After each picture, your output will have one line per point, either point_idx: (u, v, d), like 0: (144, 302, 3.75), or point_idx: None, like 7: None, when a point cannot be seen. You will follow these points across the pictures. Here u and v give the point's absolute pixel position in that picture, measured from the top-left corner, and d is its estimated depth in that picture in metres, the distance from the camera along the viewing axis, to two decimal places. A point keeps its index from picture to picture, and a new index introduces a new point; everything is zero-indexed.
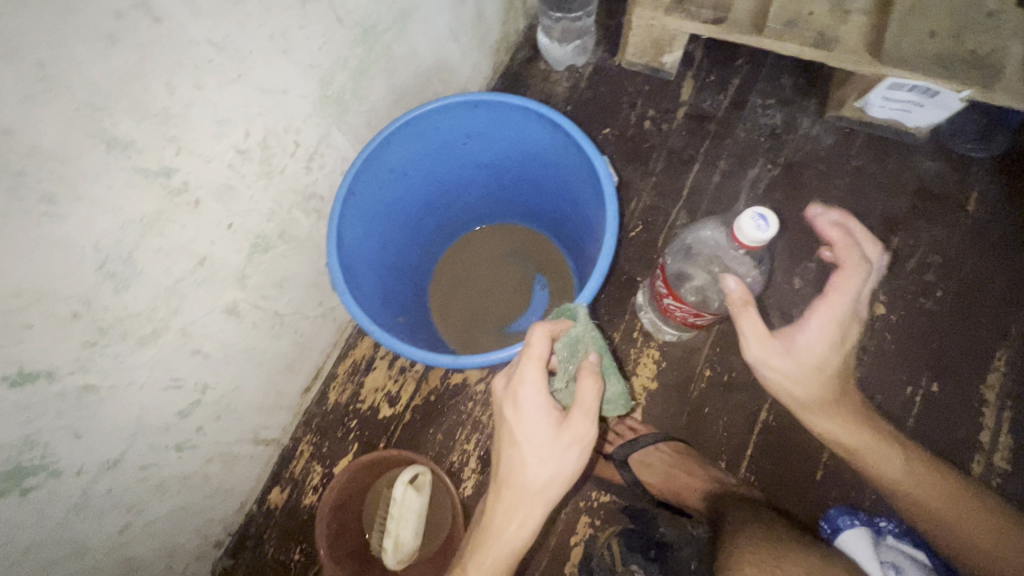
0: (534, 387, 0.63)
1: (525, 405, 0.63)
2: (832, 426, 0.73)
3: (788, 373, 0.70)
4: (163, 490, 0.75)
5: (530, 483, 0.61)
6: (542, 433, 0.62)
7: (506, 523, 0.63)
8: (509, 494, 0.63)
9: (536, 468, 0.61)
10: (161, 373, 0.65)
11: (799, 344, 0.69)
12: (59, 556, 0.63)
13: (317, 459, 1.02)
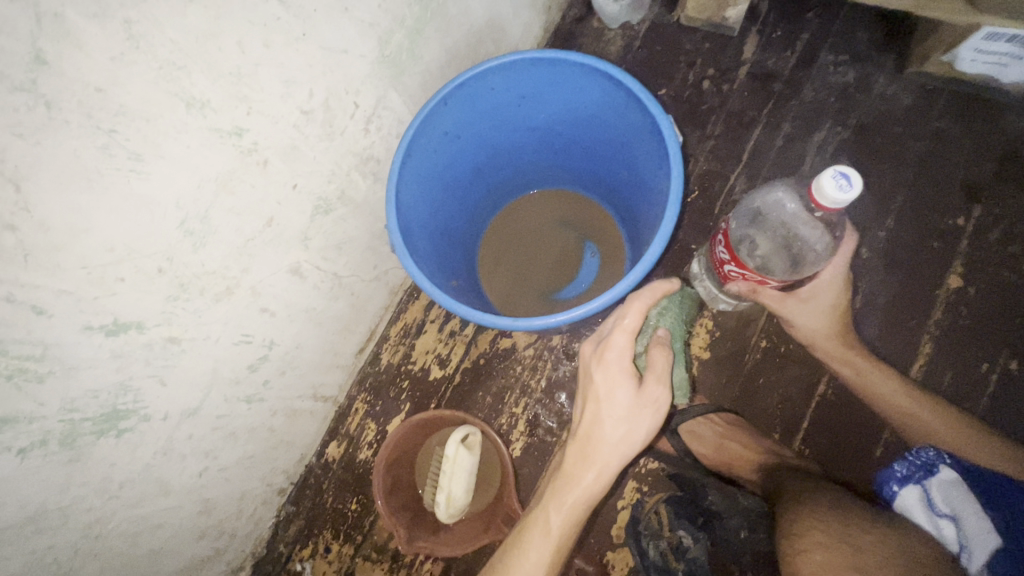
0: (622, 348, 0.69)
1: (609, 368, 0.69)
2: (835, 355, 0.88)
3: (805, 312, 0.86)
4: (235, 438, 0.80)
5: (610, 436, 0.68)
6: (623, 392, 0.68)
7: (585, 471, 0.69)
8: (591, 446, 0.69)
9: (616, 423, 0.68)
10: (233, 329, 0.69)
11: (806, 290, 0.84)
12: (148, 494, 0.69)
13: (371, 416, 1.06)
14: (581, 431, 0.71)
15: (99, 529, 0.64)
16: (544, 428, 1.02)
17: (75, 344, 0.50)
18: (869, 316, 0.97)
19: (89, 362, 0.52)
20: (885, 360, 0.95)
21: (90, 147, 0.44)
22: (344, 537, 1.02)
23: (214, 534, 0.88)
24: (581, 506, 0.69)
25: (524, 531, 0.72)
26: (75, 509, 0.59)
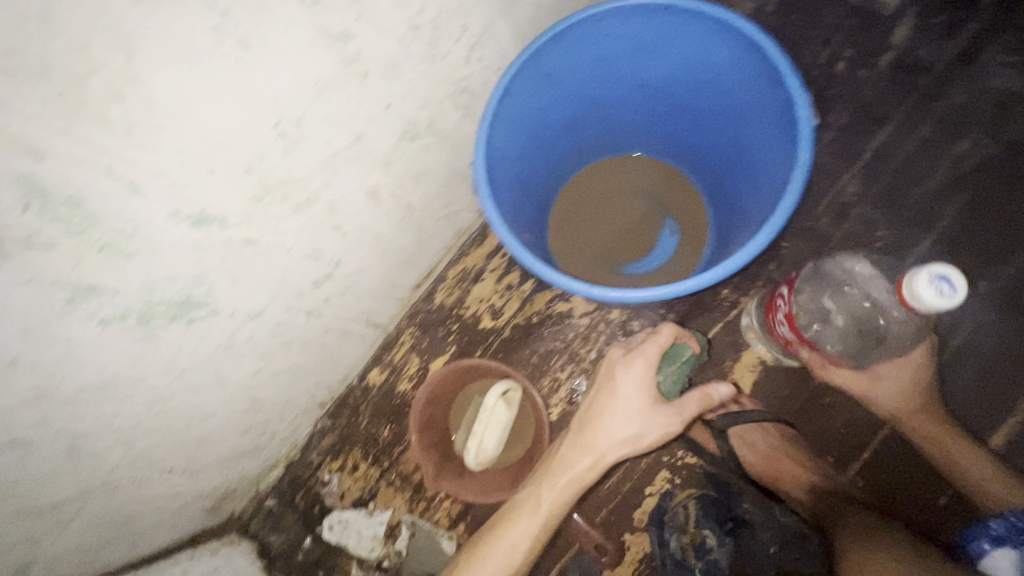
0: (645, 367, 0.75)
1: (628, 375, 0.75)
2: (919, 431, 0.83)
3: (882, 387, 0.83)
4: (289, 347, 0.82)
5: (613, 437, 0.73)
6: (639, 398, 0.73)
7: (582, 466, 0.74)
8: (590, 443, 0.74)
9: (624, 425, 0.73)
10: (305, 241, 0.68)
11: (878, 368, 0.84)
12: (206, 383, 0.71)
13: (416, 351, 1.07)
14: (585, 425, 0.76)
15: (160, 406, 0.67)
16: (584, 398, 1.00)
17: (162, 228, 0.50)
18: (968, 356, 0.88)
19: (173, 248, 0.52)
20: (974, 408, 0.87)
21: (203, 27, 0.42)
22: (373, 460, 1.05)
23: (257, 431, 0.92)
24: (568, 493, 0.74)
25: (516, 508, 0.76)
26: (142, 385, 0.62)
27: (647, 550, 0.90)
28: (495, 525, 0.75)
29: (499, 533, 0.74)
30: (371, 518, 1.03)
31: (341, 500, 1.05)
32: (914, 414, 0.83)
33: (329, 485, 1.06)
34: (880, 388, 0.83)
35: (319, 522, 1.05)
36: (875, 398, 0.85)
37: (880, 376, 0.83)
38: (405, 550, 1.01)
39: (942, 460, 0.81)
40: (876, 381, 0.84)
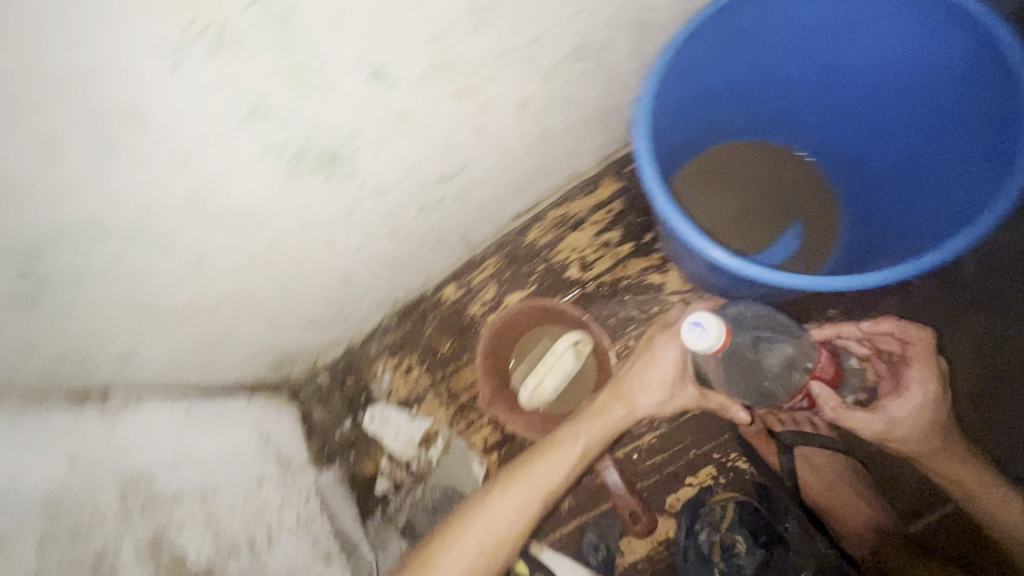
0: (686, 342, 0.75)
1: (668, 347, 0.76)
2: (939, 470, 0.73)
3: (903, 430, 0.70)
4: (393, 237, 0.83)
5: (645, 402, 0.77)
6: (673, 370, 0.76)
7: (613, 422, 0.77)
8: (624, 405, 0.77)
9: (655, 388, 0.77)
10: (449, 132, 0.67)
11: (893, 408, 0.70)
12: (317, 244, 0.73)
13: (495, 280, 1.07)
14: (621, 391, 0.77)
15: (275, 251, 0.69)
16: None
17: (345, 72, 0.50)
18: None
19: (345, 96, 0.53)
20: None
21: None
22: (427, 370, 1.08)
23: (336, 307, 0.95)
24: (599, 442, 0.76)
25: (551, 452, 0.75)
26: (269, 226, 0.64)
27: (672, 535, 0.89)
28: (526, 463, 0.74)
29: (534, 470, 0.73)
30: (411, 421, 1.07)
31: (388, 396, 1.09)
32: (939, 454, 0.71)
33: (380, 380, 1.10)
34: (903, 431, 0.70)
35: (362, 409, 1.10)
36: (892, 439, 0.72)
37: (893, 425, 0.70)
38: (435, 461, 1.04)
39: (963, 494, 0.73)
40: (888, 430, 0.71)
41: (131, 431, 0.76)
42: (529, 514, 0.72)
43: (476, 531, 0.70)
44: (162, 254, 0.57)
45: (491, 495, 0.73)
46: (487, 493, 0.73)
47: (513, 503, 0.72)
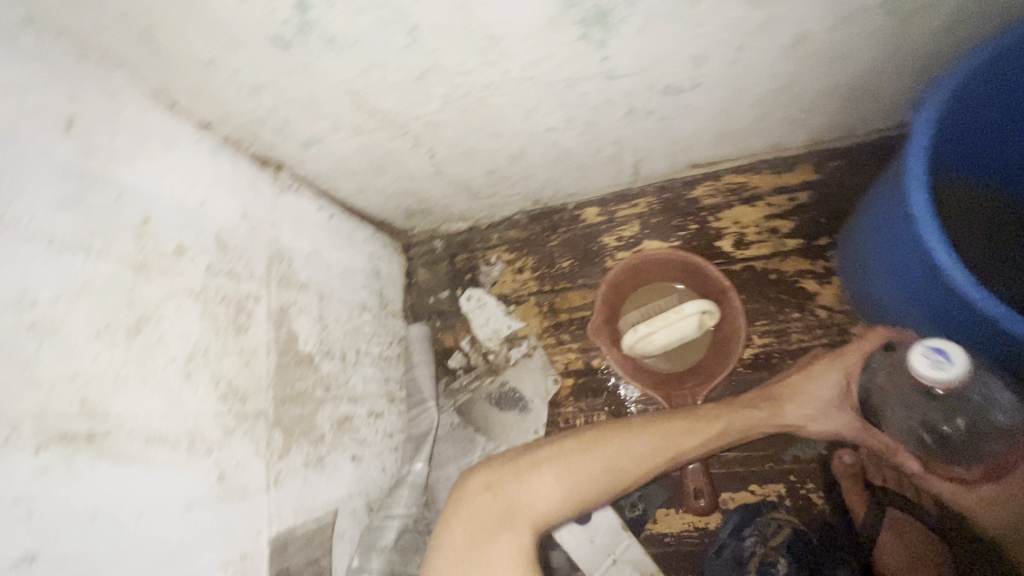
0: (852, 371, 0.72)
1: (836, 370, 0.73)
2: None
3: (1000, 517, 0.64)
4: (584, 132, 0.79)
5: (794, 413, 0.74)
6: (830, 391, 0.74)
7: (763, 419, 0.74)
8: (779, 409, 0.75)
9: (809, 403, 0.74)
10: (713, 39, 0.61)
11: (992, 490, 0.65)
12: (521, 106, 0.70)
13: (641, 221, 1.03)
14: (775, 396, 0.76)
15: (485, 96, 0.67)
16: (761, 376, 0.92)
17: None
18: None
19: None
20: None
21: None
22: (538, 277, 1.07)
23: (489, 182, 0.94)
24: (743, 428, 0.74)
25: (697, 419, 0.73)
26: (499, 65, 0.61)
27: (711, 527, 0.88)
28: (669, 415, 0.74)
29: (675, 426, 0.72)
30: (504, 317, 1.08)
31: (491, 286, 1.10)
32: None
33: (490, 268, 1.11)
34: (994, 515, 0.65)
35: (463, 287, 1.12)
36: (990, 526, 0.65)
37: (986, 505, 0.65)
38: (514, 361, 1.05)
39: None
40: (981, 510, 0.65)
41: (287, 211, 0.80)
42: (659, 460, 0.71)
43: (608, 449, 0.71)
44: (403, 47, 0.56)
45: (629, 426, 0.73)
46: (623, 423, 0.74)
47: (648, 442, 0.71)
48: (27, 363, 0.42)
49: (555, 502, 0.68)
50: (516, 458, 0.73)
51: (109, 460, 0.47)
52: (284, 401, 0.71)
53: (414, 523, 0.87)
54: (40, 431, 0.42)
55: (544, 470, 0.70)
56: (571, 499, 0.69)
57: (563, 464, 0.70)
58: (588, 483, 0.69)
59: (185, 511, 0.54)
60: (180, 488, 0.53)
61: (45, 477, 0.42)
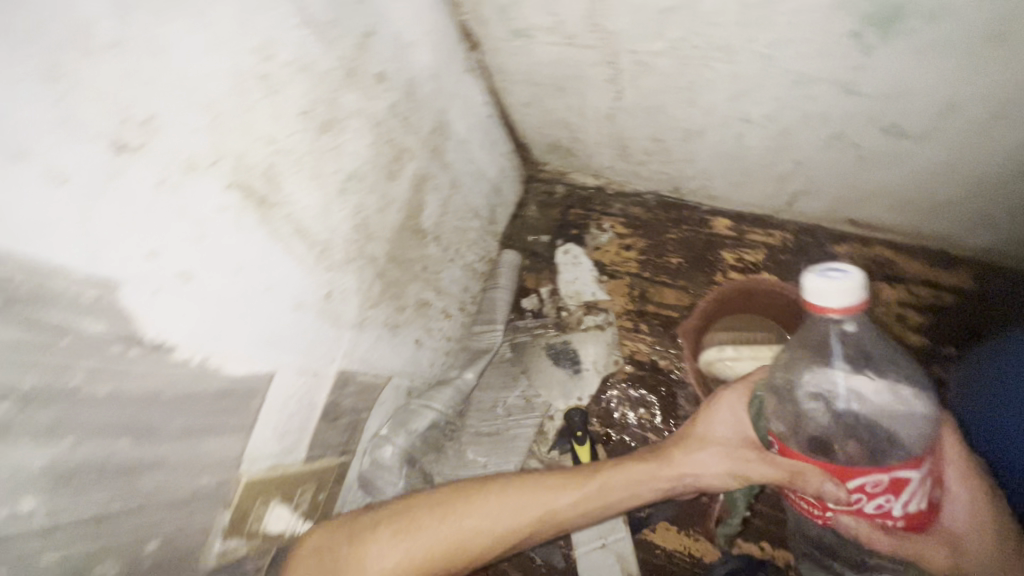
0: (737, 400, 0.58)
1: (724, 405, 0.58)
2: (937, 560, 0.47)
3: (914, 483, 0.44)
4: (775, 138, 0.75)
5: (688, 474, 0.57)
6: (724, 435, 0.57)
7: (640, 483, 0.59)
8: (660, 473, 0.58)
9: (702, 461, 0.57)
10: (977, 91, 0.57)
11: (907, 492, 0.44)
12: (736, 84, 0.67)
13: (769, 252, 0.98)
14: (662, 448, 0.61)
15: (712, 57, 0.64)
16: None
17: None
18: None
19: None
20: None
21: None
22: (642, 261, 1.05)
23: (647, 150, 0.91)
24: (631, 478, 0.59)
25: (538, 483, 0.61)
26: (750, 30, 0.58)
27: (704, 561, 0.87)
28: (491, 488, 0.61)
29: (541, 484, 0.61)
30: (592, 283, 1.06)
31: (593, 250, 1.09)
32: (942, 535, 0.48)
33: (599, 233, 1.09)
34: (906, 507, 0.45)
35: (565, 239, 1.11)
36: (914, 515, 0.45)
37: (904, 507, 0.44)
38: (584, 326, 1.04)
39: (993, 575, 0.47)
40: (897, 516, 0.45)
41: (463, 91, 0.80)
42: (524, 523, 0.59)
43: (461, 512, 0.60)
44: None
45: (467, 497, 0.61)
46: (443, 497, 0.62)
47: (512, 506, 0.60)
48: (248, 108, 0.44)
49: (392, 565, 0.57)
50: (358, 517, 0.62)
51: (265, 232, 0.49)
52: (392, 259, 0.72)
53: (440, 426, 0.88)
54: (234, 173, 0.44)
55: (380, 530, 0.60)
56: (426, 559, 0.58)
57: (403, 523, 0.60)
58: (434, 552, 0.58)
59: (293, 310, 0.56)
60: (298, 287, 0.55)
61: (221, 215, 0.44)
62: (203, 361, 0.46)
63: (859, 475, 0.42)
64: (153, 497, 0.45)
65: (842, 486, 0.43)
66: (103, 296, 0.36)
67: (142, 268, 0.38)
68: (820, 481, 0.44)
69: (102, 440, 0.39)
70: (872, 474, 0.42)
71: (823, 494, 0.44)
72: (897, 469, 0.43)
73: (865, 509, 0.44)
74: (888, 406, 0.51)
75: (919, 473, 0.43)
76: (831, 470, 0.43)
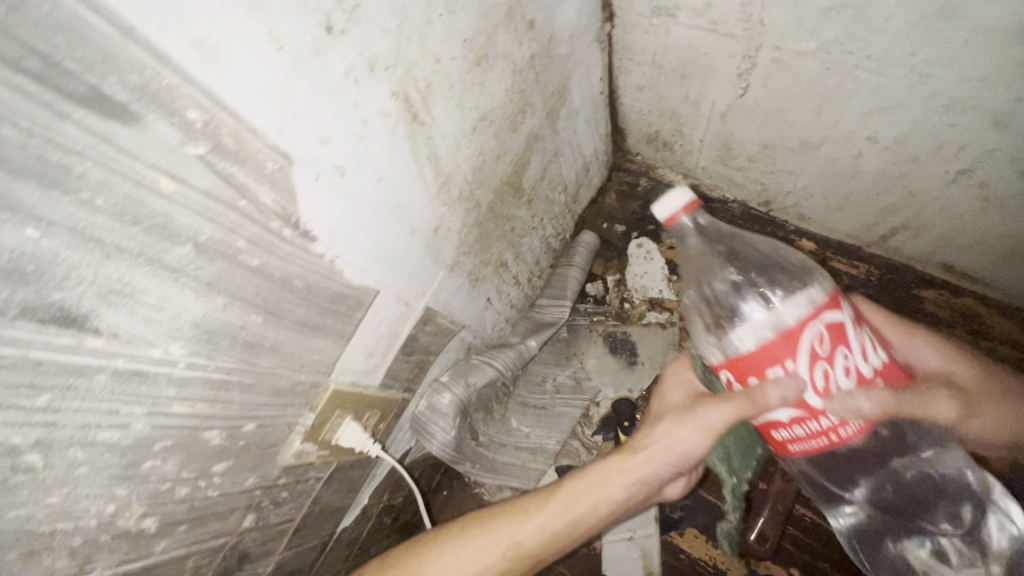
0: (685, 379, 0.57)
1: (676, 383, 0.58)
2: (944, 407, 0.47)
3: (855, 322, 0.41)
4: (896, 164, 0.74)
5: (650, 451, 0.51)
6: (675, 403, 0.54)
7: (604, 488, 0.53)
8: (622, 470, 0.52)
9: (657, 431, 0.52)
10: None
11: (858, 338, 0.40)
12: (875, 100, 0.66)
13: (851, 283, 0.96)
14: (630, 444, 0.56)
15: (860, 67, 0.63)
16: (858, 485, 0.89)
17: None
18: None
19: None
20: None
21: None
22: None
23: (750, 158, 0.90)
24: (595, 464, 0.55)
25: (491, 528, 0.56)
26: (913, 44, 0.57)
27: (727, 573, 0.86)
28: (441, 540, 0.58)
29: (499, 519, 0.56)
30: (661, 281, 1.05)
31: (667, 248, 1.08)
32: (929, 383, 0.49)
33: None
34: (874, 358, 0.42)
35: (640, 233, 1.10)
36: (881, 366, 0.42)
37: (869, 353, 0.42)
38: (645, 321, 1.03)
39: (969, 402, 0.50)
40: (876, 362, 0.42)
41: (587, 62, 0.80)
42: (501, 564, 0.54)
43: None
44: None
45: (418, 554, 0.58)
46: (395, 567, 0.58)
47: (470, 548, 0.56)
48: (427, 22, 0.45)
49: None
50: None
51: (409, 149, 0.50)
52: (491, 212, 0.73)
53: (495, 385, 0.89)
54: (401, 83, 0.45)
55: None
56: None
57: None
58: None
59: (408, 234, 0.56)
60: (417, 213, 0.56)
61: (382, 121, 0.45)
62: (332, 260, 0.46)
63: (794, 354, 0.39)
64: (263, 380, 0.46)
65: (793, 373, 0.39)
66: (280, 169, 0.37)
67: (313, 151, 0.39)
68: (782, 391, 0.39)
69: (241, 309, 0.40)
70: (810, 329, 0.39)
71: (788, 398, 0.39)
72: (824, 313, 0.39)
73: (841, 383, 0.39)
74: (802, 302, 0.40)
75: (841, 312, 0.40)
76: (768, 363, 0.39)
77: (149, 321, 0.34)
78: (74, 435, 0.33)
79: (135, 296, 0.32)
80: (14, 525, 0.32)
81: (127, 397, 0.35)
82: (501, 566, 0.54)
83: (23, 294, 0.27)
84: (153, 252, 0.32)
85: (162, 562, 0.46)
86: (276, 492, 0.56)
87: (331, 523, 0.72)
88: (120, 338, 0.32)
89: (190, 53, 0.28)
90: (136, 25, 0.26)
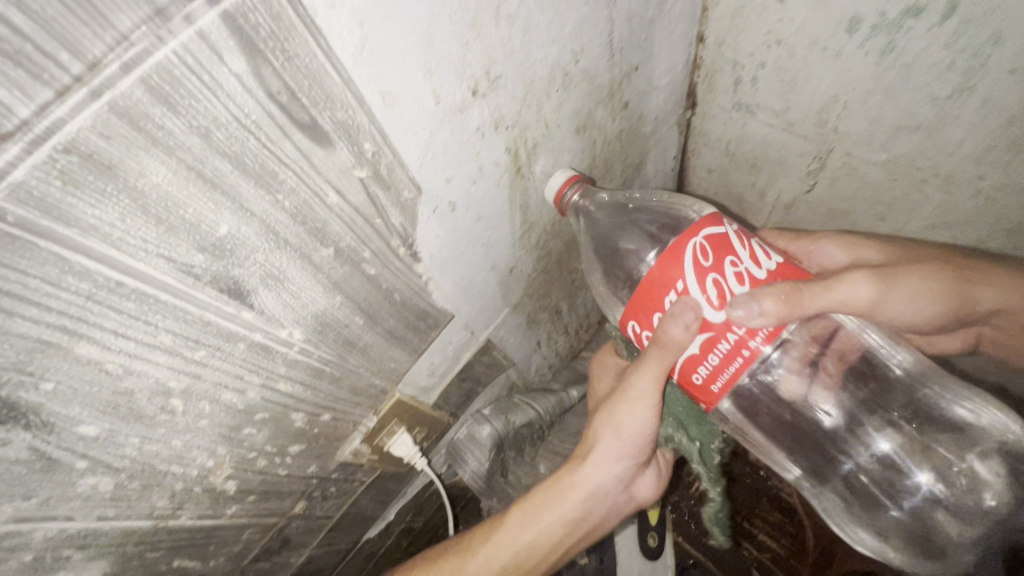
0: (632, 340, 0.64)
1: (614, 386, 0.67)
2: (852, 287, 0.55)
3: (733, 233, 0.47)
4: None
5: (600, 449, 0.59)
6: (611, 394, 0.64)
7: (570, 487, 0.60)
8: (581, 466, 0.60)
9: (597, 427, 0.60)
10: None
11: (741, 248, 0.47)
12: (938, 214, 0.69)
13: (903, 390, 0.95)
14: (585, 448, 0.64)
15: (926, 181, 0.67)
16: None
17: None
18: None
19: None
20: None
21: None
22: None
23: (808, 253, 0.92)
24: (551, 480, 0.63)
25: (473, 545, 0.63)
26: (982, 167, 0.61)
27: None
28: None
29: (457, 551, 0.64)
30: None
31: None
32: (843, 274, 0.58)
33: None
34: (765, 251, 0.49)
35: None
36: (778, 264, 0.48)
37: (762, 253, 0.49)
38: None
39: (883, 281, 0.58)
40: (772, 261, 0.48)
41: (665, 140, 0.86)
42: None
43: None
44: (933, 97, 0.59)
45: None
46: None
47: None
48: (546, 94, 0.52)
49: None
50: None
51: (506, 196, 0.56)
52: (558, 261, 0.78)
53: (534, 427, 0.91)
54: (514, 141, 0.52)
55: None
56: None
57: None
58: None
59: (489, 270, 0.62)
60: (500, 253, 0.62)
61: (494, 169, 0.51)
62: (426, 280, 0.52)
63: (682, 274, 0.45)
64: (347, 377, 0.51)
65: (686, 293, 0.45)
66: (411, 198, 0.44)
67: (437, 187, 0.46)
68: (679, 319, 0.45)
69: (350, 310, 0.46)
70: (690, 248, 0.45)
71: (686, 316, 0.45)
72: (702, 231, 0.46)
73: (733, 290, 0.44)
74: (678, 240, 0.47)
75: (725, 227, 0.47)
76: (662, 289, 0.46)
77: (288, 306, 0.40)
78: (208, 390, 0.38)
79: (284, 283, 0.38)
80: (144, 458, 0.38)
81: (252, 365, 0.40)
82: (492, 571, 0.61)
83: (218, 265, 0.33)
84: (308, 250, 0.38)
85: (226, 526, 0.51)
86: (326, 486, 0.60)
87: (360, 530, 0.75)
88: (264, 315, 0.38)
89: (378, 100, 0.36)
90: (352, 77, 0.33)
